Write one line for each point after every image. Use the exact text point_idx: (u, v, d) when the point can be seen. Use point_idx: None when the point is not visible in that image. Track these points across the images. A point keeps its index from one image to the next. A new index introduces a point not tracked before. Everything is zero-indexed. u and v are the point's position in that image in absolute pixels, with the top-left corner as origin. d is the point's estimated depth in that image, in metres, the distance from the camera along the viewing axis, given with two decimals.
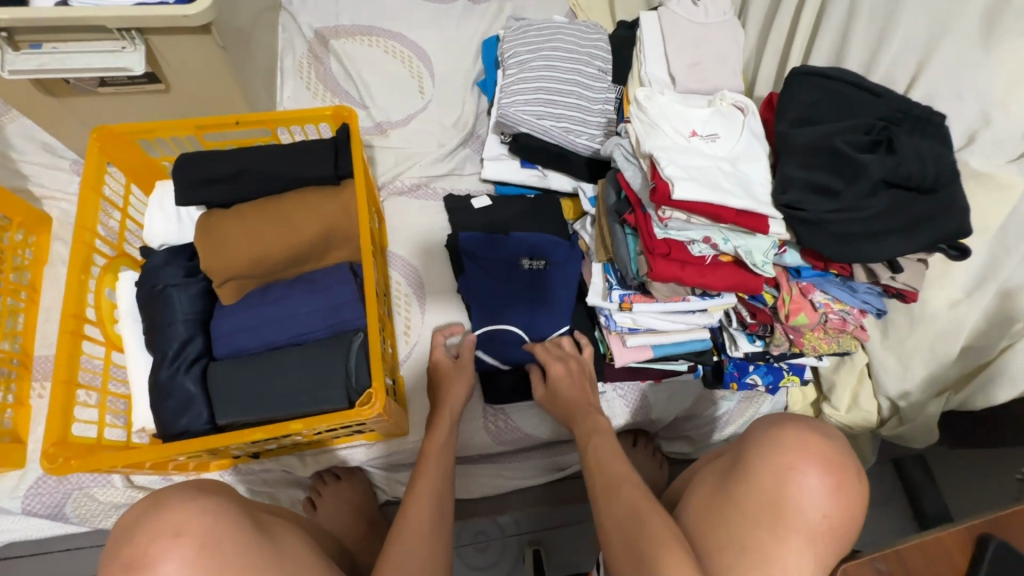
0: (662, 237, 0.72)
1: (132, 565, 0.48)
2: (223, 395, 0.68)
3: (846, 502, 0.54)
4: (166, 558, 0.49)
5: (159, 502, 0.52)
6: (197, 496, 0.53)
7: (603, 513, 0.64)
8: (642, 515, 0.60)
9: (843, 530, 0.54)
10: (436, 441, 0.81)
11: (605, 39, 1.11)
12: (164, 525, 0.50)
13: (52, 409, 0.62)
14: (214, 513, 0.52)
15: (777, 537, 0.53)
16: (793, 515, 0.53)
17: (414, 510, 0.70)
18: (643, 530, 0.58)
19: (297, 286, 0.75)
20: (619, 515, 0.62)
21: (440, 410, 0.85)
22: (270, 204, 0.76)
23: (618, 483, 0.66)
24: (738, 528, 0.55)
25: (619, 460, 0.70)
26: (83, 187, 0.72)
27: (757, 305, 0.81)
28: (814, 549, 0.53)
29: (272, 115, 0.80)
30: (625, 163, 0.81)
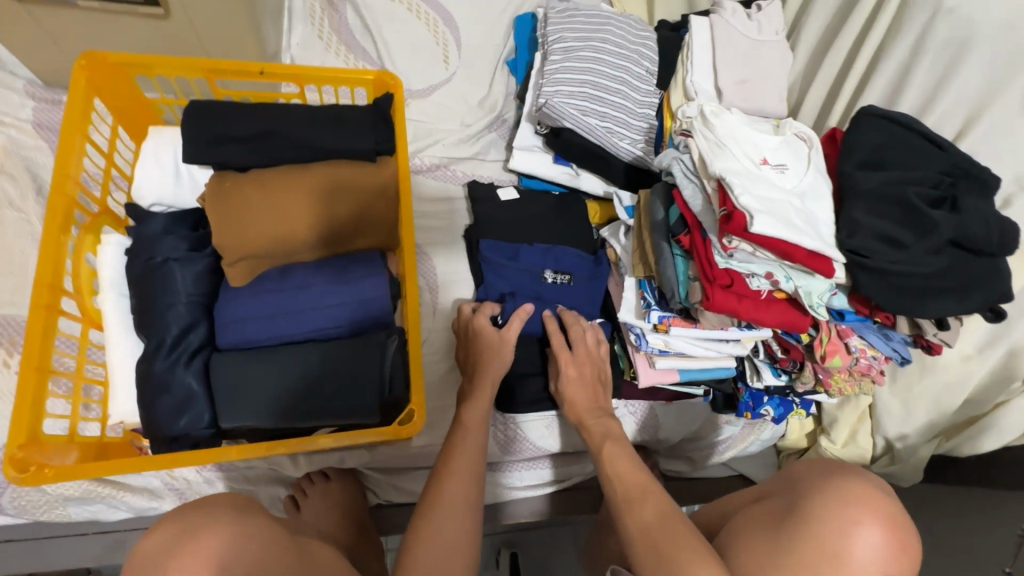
0: (724, 266, 0.70)
1: None
2: (228, 397, 0.59)
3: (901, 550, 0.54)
4: None
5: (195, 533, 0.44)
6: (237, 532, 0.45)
7: (628, 526, 0.65)
8: (670, 532, 0.60)
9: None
10: (476, 414, 0.78)
11: (653, 38, 1.05)
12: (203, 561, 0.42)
13: (20, 402, 0.53)
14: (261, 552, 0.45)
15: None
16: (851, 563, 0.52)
17: (449, 487, 0.69)
18: (668, 546, 0.59)
19: (322, 274, 0.66)
20: (647, 532, 0.62)
21: (478, 387, 0.81)
22: (295, 176, 0.65)
23: (639, 498, 0.67)
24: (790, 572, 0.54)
25: (634, 474, 0.71)
26: (66, 125, 0.60)
27: (791, 342, 0.80)
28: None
29: (304, 70, 0.69)
30: (684, 181, 0.77)
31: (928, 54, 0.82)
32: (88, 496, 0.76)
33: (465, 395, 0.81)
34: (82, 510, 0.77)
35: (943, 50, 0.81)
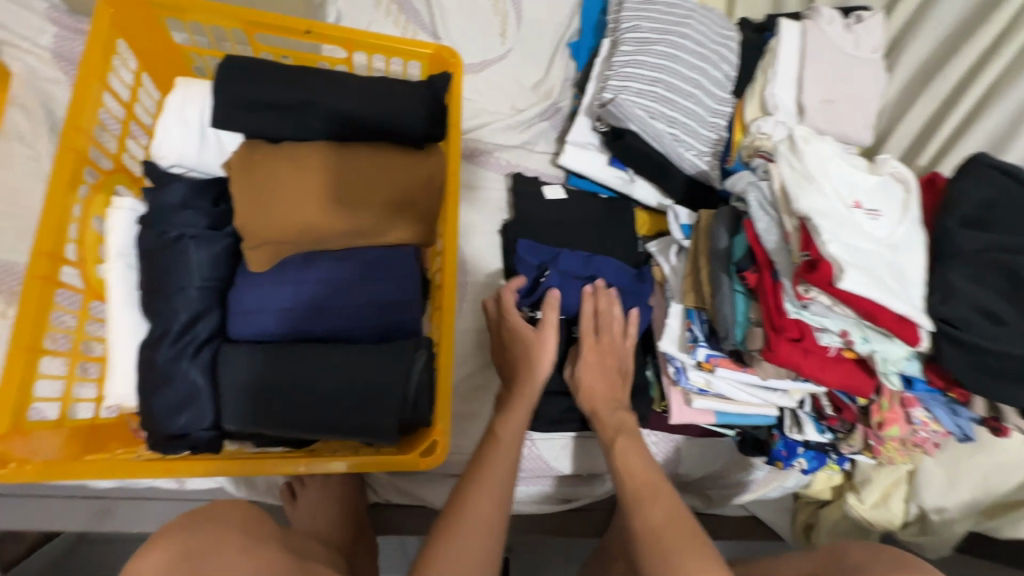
0: (794, 317, 0.62)
1: None
2: (235, 398, 0.53)
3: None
4: None
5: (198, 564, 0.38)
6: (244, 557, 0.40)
7: (633, 522, 0.61)
8: (678, 532, 0.57)
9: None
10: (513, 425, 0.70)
11: (736, 38, 0.95)
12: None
13: (6, 384, 0.48)
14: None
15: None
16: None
17: (473, 503, 0.62)
18: (676, 553, 0.55)
19: (349, 270, 0.59)
20: (656, 532, 0.58)
21: (518, 395, 0.72)
22: (332, 157, 0.58)
23: (649, 497, 0.63)
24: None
25: (648, 473, 0.67)
26: (82, 72, 0.53)
27: (844, 402, 0.73)
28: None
29: (355, 34, 0.60)
30: (758, 212, 0.69)
31: None
32: None
33: (504, 404, 0.74)
34: None
35: None
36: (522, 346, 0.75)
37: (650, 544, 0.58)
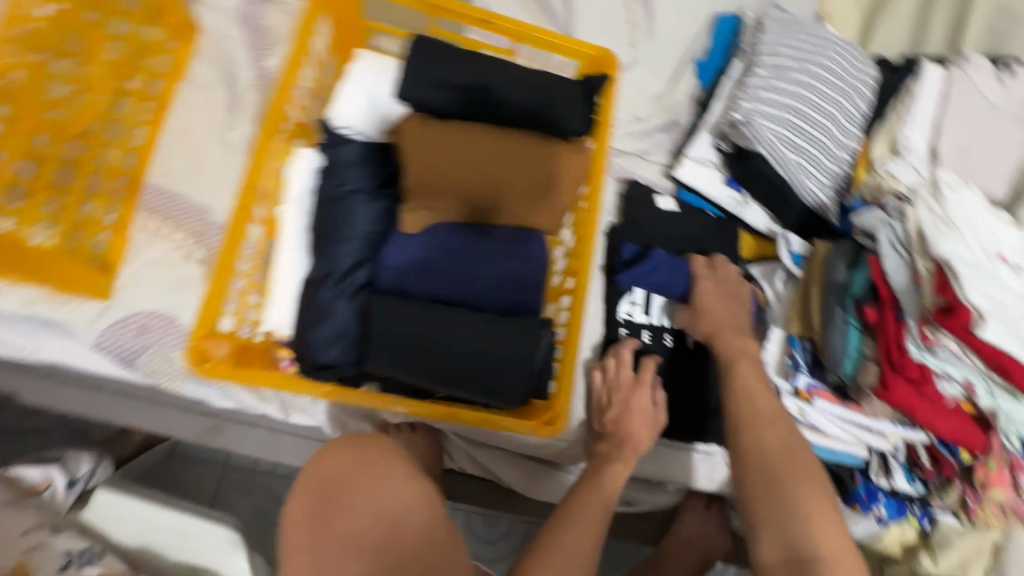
0: (917, 359, 0.64)
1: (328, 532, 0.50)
2: (378, 341, 0.58)
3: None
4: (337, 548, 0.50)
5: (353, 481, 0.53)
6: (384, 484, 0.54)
7: (746, 443, 0.69)
8: (794, 461, 0.66)
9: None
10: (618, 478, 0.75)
11: (873, 75, 0.93)
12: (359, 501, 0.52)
13: (209, 294, 0.56)
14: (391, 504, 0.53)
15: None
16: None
17: (575, 525, 0.69)
18: (790, 485, 0.64)
19: (490, 244, 0.64)
20: (768, 456, 0.67)
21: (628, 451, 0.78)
22: (492, 140, 0.63)
23: (768, 420, 0.69)
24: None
25: (769, 400, 0.72)
26: (298, 37, 0.60)
27: (944, 454, 0.73)
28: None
29: (527, 28, 0.65)
30: (887, 250, 0.68)
31: None
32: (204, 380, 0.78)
33: (601, 457, 0.79)
34: (196, 390, 0.79)
35: None
36: (639, 410, 0.80)
37: (762, 468, 0.66)
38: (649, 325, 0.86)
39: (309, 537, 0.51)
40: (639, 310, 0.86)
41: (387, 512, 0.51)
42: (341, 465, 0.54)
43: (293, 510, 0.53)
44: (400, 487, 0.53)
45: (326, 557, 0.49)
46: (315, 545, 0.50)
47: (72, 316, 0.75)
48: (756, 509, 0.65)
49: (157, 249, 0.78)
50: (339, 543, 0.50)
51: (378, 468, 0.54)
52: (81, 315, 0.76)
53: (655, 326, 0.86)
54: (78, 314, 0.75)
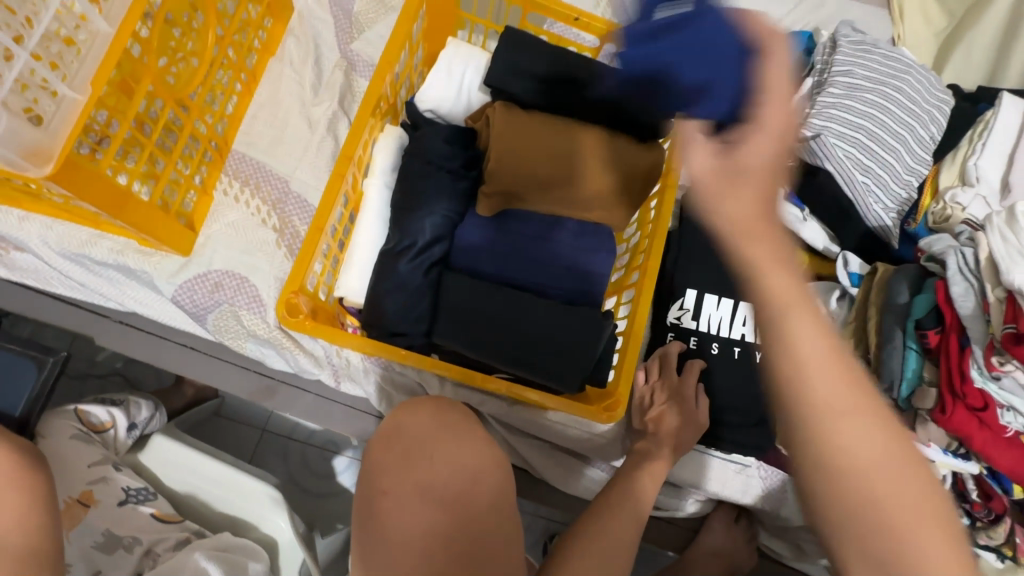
0: (979, 386, 0.63)
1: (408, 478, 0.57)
2: (448, 315, 0.61)
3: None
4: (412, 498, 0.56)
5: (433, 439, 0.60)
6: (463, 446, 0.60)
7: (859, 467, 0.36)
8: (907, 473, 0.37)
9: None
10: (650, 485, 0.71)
11: (948, 102, 0.92)
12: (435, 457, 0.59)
13: (301, 253, 0.59)
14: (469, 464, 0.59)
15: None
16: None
17: (616, 517, 0.65)
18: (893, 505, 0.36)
19: (561, 234, 0.65)
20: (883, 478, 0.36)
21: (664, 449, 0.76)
22: (573, 132, 0.65)
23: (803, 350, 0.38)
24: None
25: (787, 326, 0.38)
26: (399, 22, 0.63)
27: (995, 489, 0.71)
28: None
29: (615, 28, 0.67)
30: (954, 274, 0.67)
31: None
32: (268, 341, 0.82)
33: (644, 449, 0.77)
34: (256, 350, 0.83)
35: None
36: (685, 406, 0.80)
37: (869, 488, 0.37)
38: (697, 331, 0.86)
39: (392, 480, 0.58)
40: (688, 317, 0.86)
41: (460, 471, 0.58)
42: (424, 425, 0.61)
43: (381, 455, 0.60)
44: (474, 452, 0.59)
45: (407, 500, 0.57)
46: (398, 487, 0.58)
47: (155, 268, 0.80)
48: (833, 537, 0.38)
49: (238, 213, 0.83)
50: (418, 490, 0.57)
51: (455, 431, 0.61)
52: (163, 268, 0.81)
53: (703, 333, 0.85)
54: (162, 266, 0.80)
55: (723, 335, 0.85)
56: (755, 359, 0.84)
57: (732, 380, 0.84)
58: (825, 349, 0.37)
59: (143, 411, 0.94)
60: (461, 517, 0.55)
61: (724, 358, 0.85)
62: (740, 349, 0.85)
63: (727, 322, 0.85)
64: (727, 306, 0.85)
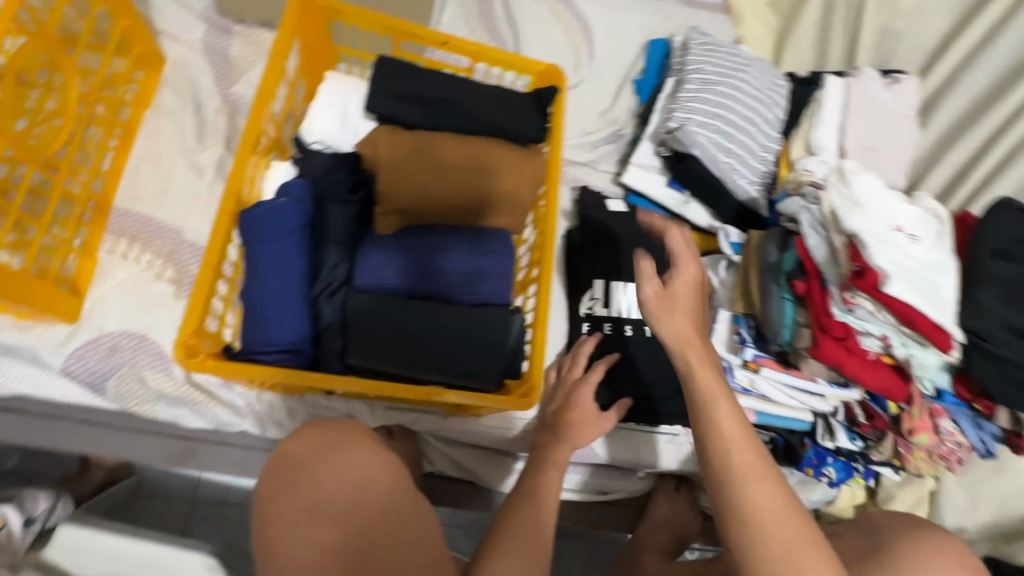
0: (840, 319, 0.71)
1: (310, 504, 0.57)
2: (360, 333, 0.62)
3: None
4: (320, 515, 0.56)
5: (332, 452, 0.59)
6: (362, 452, 0.60)
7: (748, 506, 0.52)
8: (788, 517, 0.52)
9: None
10: (552, 482, 0.74)
11: (786, 87, 1.07)
12: (335, 471, 0.58)
13: (195, 295, 0.55)
14: (372, 472, 0.59)
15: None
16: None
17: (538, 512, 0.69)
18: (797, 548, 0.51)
19: (461, 242, 0.68)
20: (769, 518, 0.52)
21: (563, 438, 0.78)
22: (452, 144, 0.68)
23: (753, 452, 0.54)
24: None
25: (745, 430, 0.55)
26: (272, 56, 0.64)
27: (876, 410, 0.81)
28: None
29: (482, 47, 0.72)
30: (808, 230, 0.78)
31: None
32: (180, 399, 0.79)
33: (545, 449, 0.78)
34: (168, 413, 0.79)
35: None
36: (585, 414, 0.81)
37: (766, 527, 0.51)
38: (609, 317, 0.91)
39: (283, 502, 0.57)
40: (599, 304, 0.92)
41: (350, 479, 0.58)
42: (313, 444, 0.60)
43: (270, 480, 0.59)
44: (366, 461, 0.60)
45: (296, 520, 0.56)
46: (286, 511, 0.57)
47: (38, 341, 0.74)
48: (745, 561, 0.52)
49: (129, 270, 0.79)
50: (308, 508, 0.57)
51: (345, 444, 0.61)
52: (47, 339, 0.75)
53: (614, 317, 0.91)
54: (45, 338, 0.75)
55: (634, 317, 0.90)
56: None
57: (649, 357, 0.89)
58: (734, 422, 0.55)
59: (40, 503, 0.87)
60: (353, 527, 0.56)
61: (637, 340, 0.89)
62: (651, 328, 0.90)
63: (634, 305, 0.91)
64: (633, 290, 0.92)
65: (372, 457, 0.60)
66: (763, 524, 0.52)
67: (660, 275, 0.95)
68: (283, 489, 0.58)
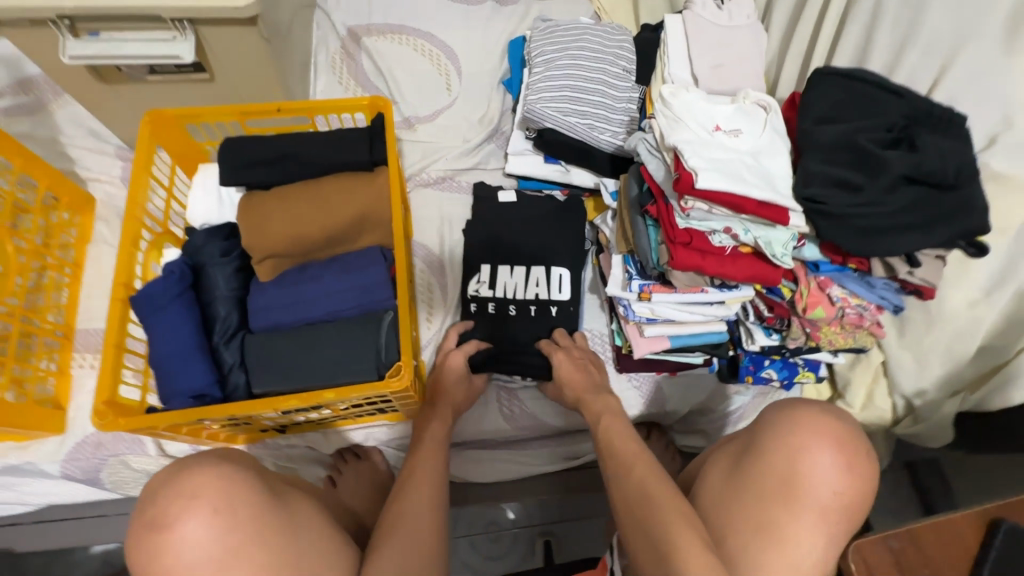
0: (684, 226, 0.75)
1: (156, 526, 0.51)
2: (260, 365, 0.72)
3: (862, 484, 0.56)
4: (185, 518, 0.51)
5: (179, 470, 0.54)
6: (213, 464, 0.54)
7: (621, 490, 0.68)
8: (651, 488, 0.65)
9: (857, 508, 0.56)
10: (436, 457, 0.80)
11: (629, 39, 1.14)
12: (183, 486, 0.52)
13: (103, 368, 0.66)
14: (230, 479, 0.53)
15: (790, 518, 0.55)
16: (818, 500, 0.55)
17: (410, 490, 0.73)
18: (650, 499, 0.63)
19: (332, 267, 0.78)
20: (637, 489, 0.66)
21: (438, 407, 0.87)
22: (303, 188, 0.79)
23: (639, 461, 0.70)
24: (752, 508, 0.57)
25: (631, 445, 0.74)
26: (134, 166, 0.77)
27: (775, 299, 0.83)
28: (828, 526, 0.55)
29: (312, 103, 0.84)
30: (648, 157, 0.84)
31: (886, 21, 0.86)
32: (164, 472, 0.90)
33: (423, 420, 0.86)
34: None
35: (902, 10, 0.84)
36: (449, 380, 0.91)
37: (632, 501, 0.65)
38: (493, 297, 1.01)
39: (153, 564, 0.51)
40: (486, 287, 1.02)
41: (198, 493, 0.52)
42: (158, 476, 0.54)
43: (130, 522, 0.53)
44: (217, 474, 0.53)
45: (157, 549, 0.50)
46: (142, 545, 0.51)
47: (36, 455, 0.88)
48: (632, 526, 0.63)
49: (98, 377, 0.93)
50: (160, 533, 0.51)
51: (189, 466, 0.54)
52: (44, 451, 0.88)
53: (500, 298, 1.01)
54: (41, 451, 0.88)
55: (519, 297, 1.01)
56: (551, 313, 1.00)
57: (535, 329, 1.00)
58: (626, 437, 0.76)
59: None
60: (233, 548, 0.51)
61: (522, 317, 1.01)
62: (535, 307, 1.01)
63: (519, 284, 1.01)
64: (519, 272, 1.02)
65: (223, 470, 0.54)
66: (644, 508, 0.63)
67: (553, 255, 1.02)
68: (134, 530, 0.52)
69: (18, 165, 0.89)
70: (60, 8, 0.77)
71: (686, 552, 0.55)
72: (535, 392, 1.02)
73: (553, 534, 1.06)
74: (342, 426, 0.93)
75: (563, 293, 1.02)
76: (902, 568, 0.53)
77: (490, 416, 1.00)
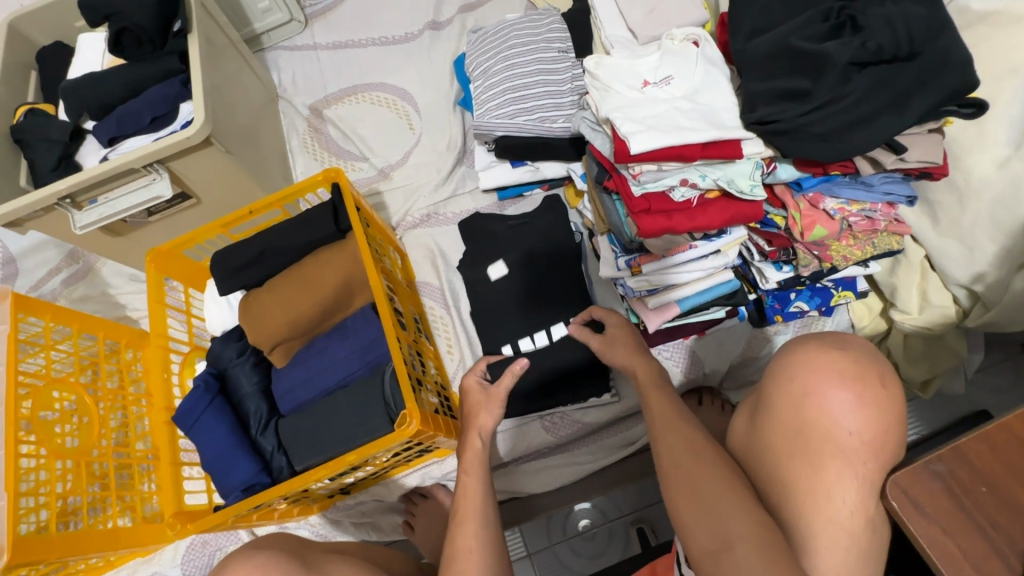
0: (640, 193, 0.74)
1: None
2: (294, 445, 0.79)
3: (882, 414, 0.53)
4: None
5: (224, 566, 0.62)
6: (248, 556, 0.63)
7: (660, 453, 0.65)
8: (700, 450, 0.62)
9: (885, 442, 0.53)
10: (472, 487, 0.78)
11: (555, 14, 1.10)
12: None
13: (166, 486, 0.80)
14: (262, 567, 0.61)
15: (815, 472, 0.54)
16: (837, 445, 0.53)
17: (468, 512, 0.74)
18: (689, 464, 0.60)
19: (332, 336, 0.83)
20: (675, 454, 0.63)
21: (466, 438, 0.84)
22: (289, 276, 0.86)
23: (673, 424, 0.67)
24: (775, 466, 0.57)
25: (667, 405, 0.71)
26: (151, 302, 0.88)
27: (772, 231, 0.79)
28: (856, 471, 0.52)
29: (275, 195, 0.91)
30: (592, 134, 0.82)
31: None
32: None
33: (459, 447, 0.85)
34: None
35: None
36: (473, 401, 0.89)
37: (671, 466, 0.62)
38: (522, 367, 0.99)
39: None
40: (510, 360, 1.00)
41: None
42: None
43: None
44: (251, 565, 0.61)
45: None
46: None
47: (159, 563, 1.00)
48: (671, 489, 0.61)
49: None
50: None
51: (230, 563, 0.63)
52: (164, 559, 1.01)
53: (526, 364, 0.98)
54: (162, 559, 1.00)
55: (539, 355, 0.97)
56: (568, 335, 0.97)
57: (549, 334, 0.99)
58: (658, 393, 0.74)
59: None
60: None
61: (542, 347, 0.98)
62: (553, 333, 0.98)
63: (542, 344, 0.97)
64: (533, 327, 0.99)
65: (256, 561, 0.62)
66: (681, 461, 0.62)
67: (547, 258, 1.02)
68: None
69: (74, 328, 1.00)
70: (57, 191, 0.89)
71: (730, 517, 0.54)
72: (580, 403, 1.00)
73: (645, 519, 1.00)
74: (399, 473, 0.98)
75: (568, 297, 0.99)
76: (954, 495, 0.46)
77: (538, 429, 1.01)
